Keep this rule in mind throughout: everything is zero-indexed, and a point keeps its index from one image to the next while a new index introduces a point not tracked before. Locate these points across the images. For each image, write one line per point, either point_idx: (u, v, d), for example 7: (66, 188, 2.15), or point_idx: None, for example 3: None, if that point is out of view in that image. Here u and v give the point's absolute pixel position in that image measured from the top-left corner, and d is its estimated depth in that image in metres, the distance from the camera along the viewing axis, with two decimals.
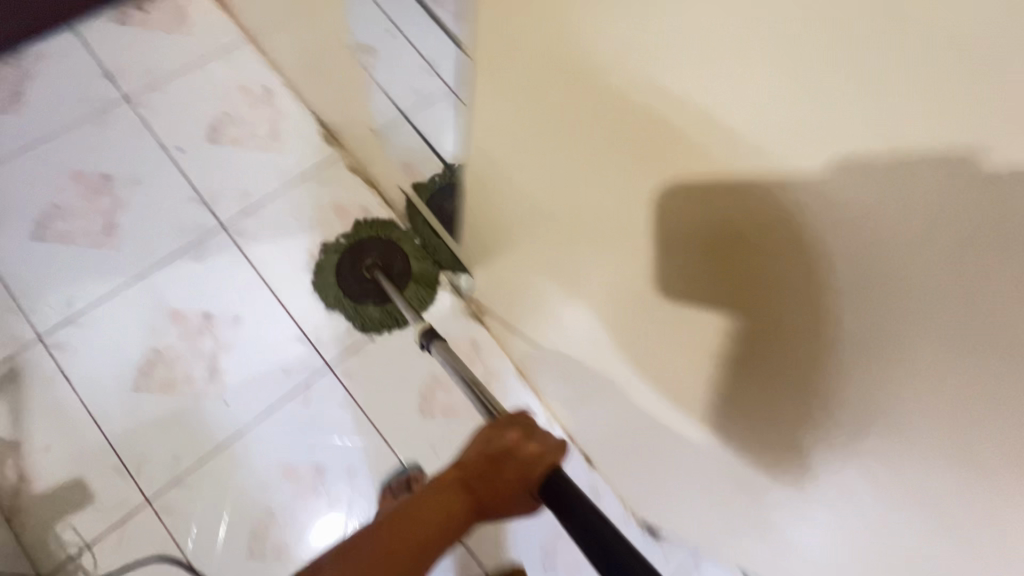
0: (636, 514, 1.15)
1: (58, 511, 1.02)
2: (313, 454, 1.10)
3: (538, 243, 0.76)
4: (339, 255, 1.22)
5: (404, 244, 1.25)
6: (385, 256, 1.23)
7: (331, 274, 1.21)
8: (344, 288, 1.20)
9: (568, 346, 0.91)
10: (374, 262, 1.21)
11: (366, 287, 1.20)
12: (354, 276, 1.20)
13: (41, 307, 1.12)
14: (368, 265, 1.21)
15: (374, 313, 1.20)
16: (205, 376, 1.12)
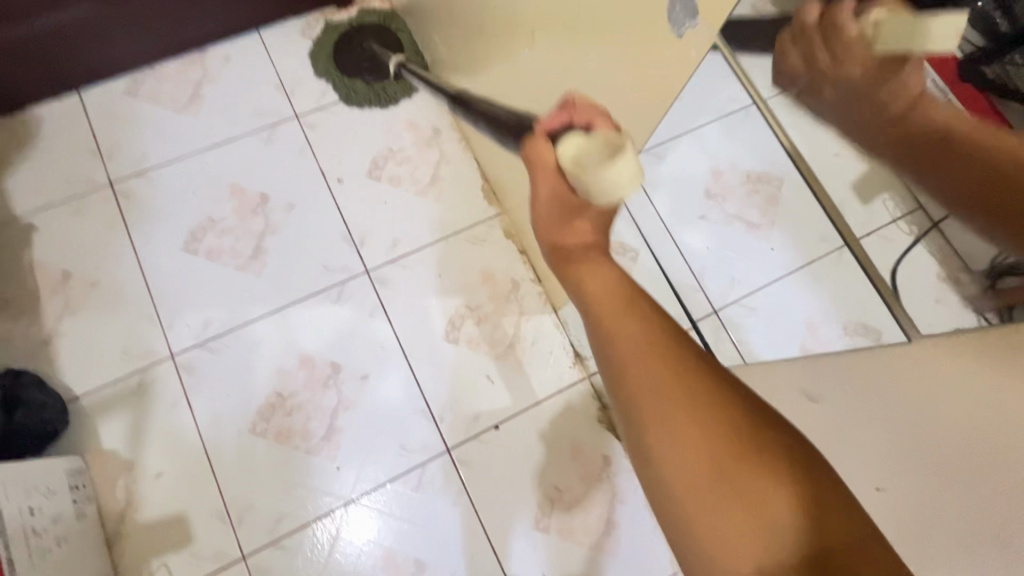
0: None
1: (158, 547, 0.98)
2: (416, 549, 1.01)
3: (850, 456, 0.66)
4: (333, 34, 1.26)
5: (393, 26, 1.26)
6: (377, 34, 1.25)
7: (326, 55, 1.26)
8: (339, 65, 1.25)
9: None
10: (373, 47, 1.24)
11: (365, 66, 1.24)
12: (347, 53, 1.25)
13: (179, 323, 1.08)
14: (367, 45, 1.24)
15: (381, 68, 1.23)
16: (322, 433, 1.05)
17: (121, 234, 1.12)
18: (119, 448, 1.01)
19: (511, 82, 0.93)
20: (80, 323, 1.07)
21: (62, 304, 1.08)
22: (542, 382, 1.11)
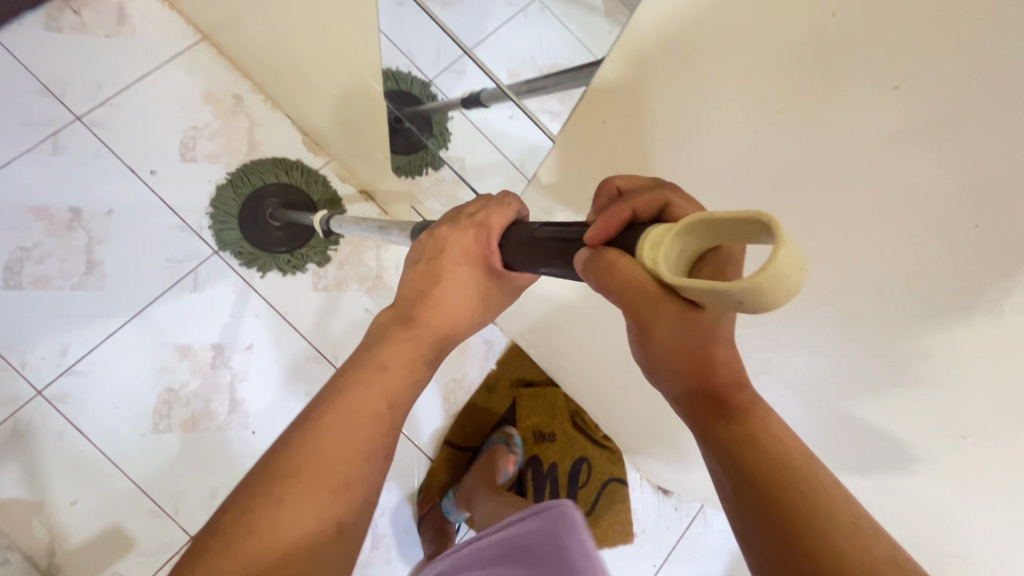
0: (649, 479, 1.28)
1: (101, 561, 1.01)
2: None
3: None
4: (228, 222, 1.18)
5: (290, 176, 1.23)
6: (273, 167, 1.22)
7: (231, 238, 1.18)
8: (239, 216, 1.19)
9: (605, 341, 0.97)
10: (278, 207, 1.19)
11: (281, 236, 1.19)
12: (255, 226, 1.18)
13: (33, 359, 1.05)
14: (269, 201, 1.20)
15: (312, 253, 1.20)
16: (227, 409, 1.11)
17: None
18: (19, 495, 1.00)
19: (292, 28, 0.99)
20: None
21: None
22: None
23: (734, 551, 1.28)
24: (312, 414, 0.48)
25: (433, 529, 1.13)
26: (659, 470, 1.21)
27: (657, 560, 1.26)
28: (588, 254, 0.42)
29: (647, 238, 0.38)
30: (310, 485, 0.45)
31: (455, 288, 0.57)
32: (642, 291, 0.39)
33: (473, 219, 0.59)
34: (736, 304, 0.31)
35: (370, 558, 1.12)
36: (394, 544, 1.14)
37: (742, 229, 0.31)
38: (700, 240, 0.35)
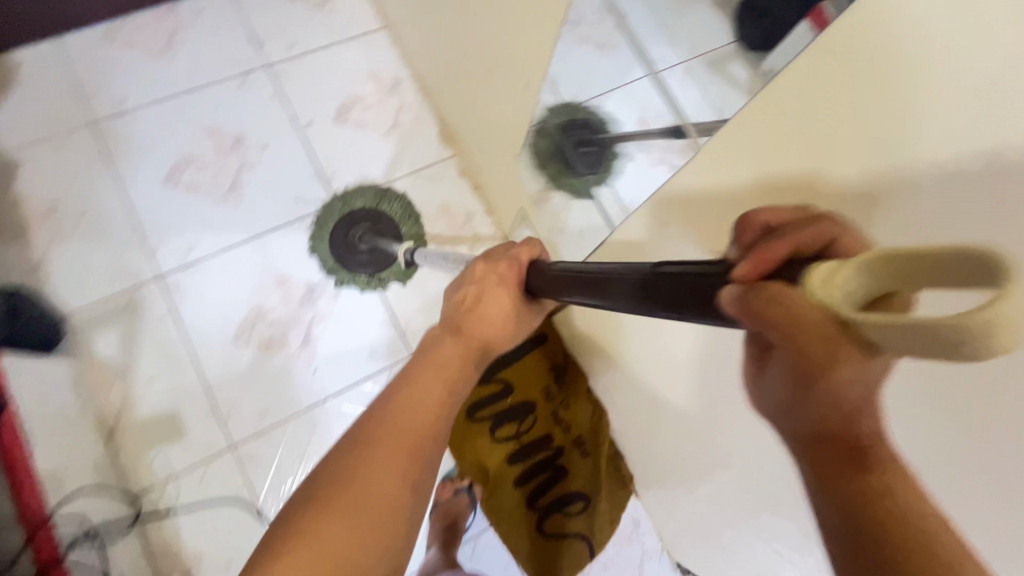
0: (670, 552, 1.21)
1: (152, 439, 1.10)
2: None
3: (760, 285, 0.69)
4: (339, 199, 1.29)
5: (417, 160, 1.34)
6: (405, 148, 1.35)
7: (337, 210, 1.28)
8: (349, 197, 1.29)
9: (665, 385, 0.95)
10: (397, 189, 1.31)
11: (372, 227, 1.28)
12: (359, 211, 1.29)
13: (164, 248, 1.20)
14: (392, 180, 1.32)
15: (413, 231, 1.30)
16: (300, 342, 1.19)
17: (104, 169, 1.22)
18: (112, 357, 1.12)
19: (466, 30, 1.11)
20: (67, 244, 1.17)
21: (52, 230, 1.17)
22: None
23: None
24: (376, 413, 0.52)
25: (438, 525, 1.18)
26: (684, 545, 1.14)
27: None
28: (739, 290, 0.35)
29: (813, 270, 0.31)
30: (398, 432, 0.51)
31: (496, 308, 0.65)
32: (817, 326, 0.30)
33: (507, 256, 0.69)
34: (939, 355, 0.24)
35: None
36: None
37: (949, 274, 0.25)
38: (892, 282, 0.27)
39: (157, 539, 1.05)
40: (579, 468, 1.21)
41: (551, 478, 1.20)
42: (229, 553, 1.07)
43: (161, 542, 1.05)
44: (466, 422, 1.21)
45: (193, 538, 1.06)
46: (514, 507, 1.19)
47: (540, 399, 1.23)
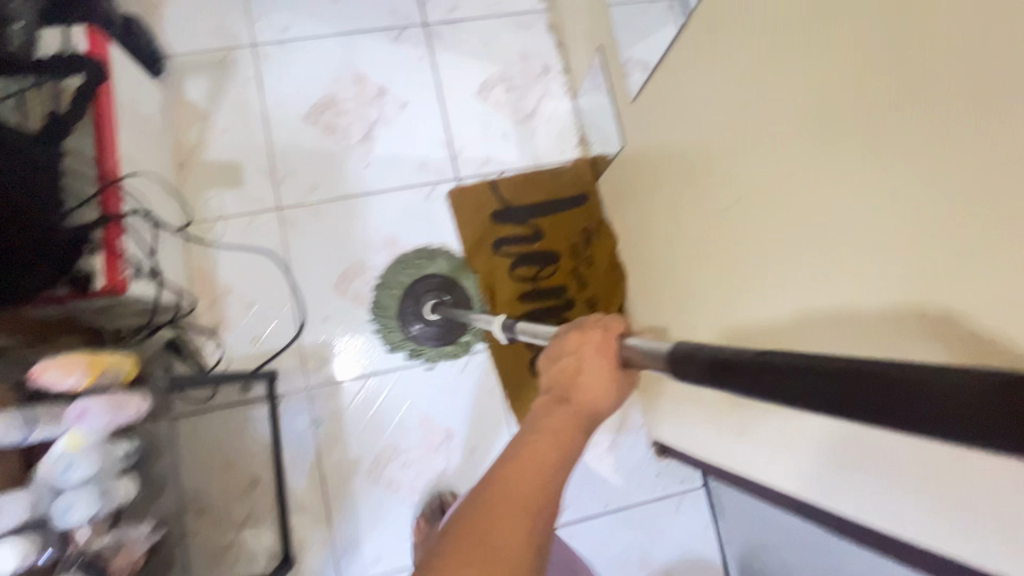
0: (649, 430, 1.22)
1: (213, 181, 1.20)
2: (414, 241, 1.24)
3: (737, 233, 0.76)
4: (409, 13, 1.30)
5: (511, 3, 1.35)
6: None
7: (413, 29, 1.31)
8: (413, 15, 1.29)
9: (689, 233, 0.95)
10: (485, 25, 1.34)
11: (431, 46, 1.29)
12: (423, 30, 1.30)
13: (264, 21, 1.28)
14: (482, 15, 1.34)
15: (489, 67, 1.32)
16: (360, 137, 1.26)
17: None
18: (198, 102, 1.23)
19: None
20: None
21: None
22: (547, 149, 1.31)
23: (681, 552, 1.19)
24: (480, 490, 0.50)
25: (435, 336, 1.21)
26: (664, 419, 1.16)
27: (611, 504, 1.20)
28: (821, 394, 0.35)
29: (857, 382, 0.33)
30: (509, 511, 0.48)
31: (590, 374, 0.57)
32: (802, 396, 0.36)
33: (575, 351, 0.58)
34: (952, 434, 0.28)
35: (387, 317, 1.20)
36: (410, 319, 1.21)
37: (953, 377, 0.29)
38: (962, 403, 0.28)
39: (196, 262, 1.16)
40: None
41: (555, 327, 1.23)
42: (253, 295, 1.17)
43: (200, 266, 1.16)
44: (490, 253, 1.25)
45: (226, 272, 1.17)
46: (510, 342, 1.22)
47: (564, 252, 1.26)
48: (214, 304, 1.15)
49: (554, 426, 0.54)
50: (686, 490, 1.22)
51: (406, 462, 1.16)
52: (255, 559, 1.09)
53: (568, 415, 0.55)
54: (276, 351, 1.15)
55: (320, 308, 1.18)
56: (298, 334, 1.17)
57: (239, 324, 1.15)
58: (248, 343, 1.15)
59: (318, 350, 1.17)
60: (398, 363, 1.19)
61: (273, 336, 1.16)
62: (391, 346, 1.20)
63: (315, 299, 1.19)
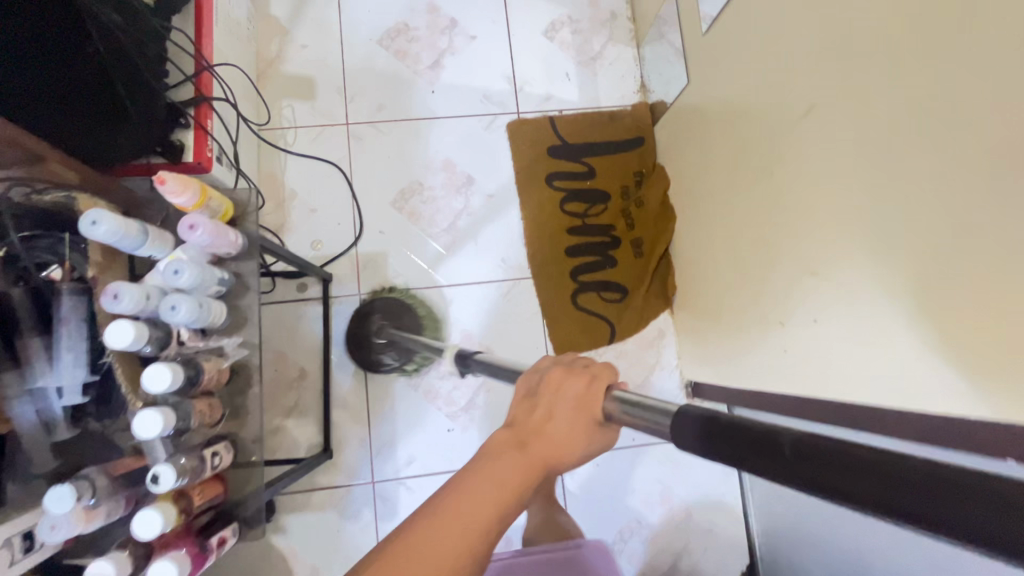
0: (682, 371, 1.24)
1: (289, 92, 1.27)
2: (470, 166, 1.28)
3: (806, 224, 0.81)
4: None
5: None
6: None
7: None
8: None
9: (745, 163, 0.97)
10: None
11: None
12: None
13: None
14: None
15: (559, 8, 1.35)
16: (428, 64, 1.31)
17: None
18: (281, 17, 1.29)
19: None
20: None
21: None
22: (607, 92, 1.34)
23: (704, 493, 1.21)
24: None
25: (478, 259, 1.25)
26: (700, 357, 1.17)
27: (637, 439, 1.22)
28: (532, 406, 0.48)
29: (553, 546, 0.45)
30: None
31: (562, 409, 0.46)
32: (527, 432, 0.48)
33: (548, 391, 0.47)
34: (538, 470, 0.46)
35: (438, 235, 1.25)
36: (460, 239, 1.25)
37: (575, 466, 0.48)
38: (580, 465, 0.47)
39: (267, 166, 1.23)
40: (629, 265, 1.26)
41: (600, 262, 1.26)
42: (315, 201, 1.23)
43: (270, 169, 1.23)
44: (544, 186, 1.28)
45: (294, 178, 1.24)
46: (553, 272, 1.25)
47: (616, 192, 1.28)
48: (280, 206, 1.22)
49: (497, 474, 0.42)
50: None
51: (445, 374, 1.21)
52: (297, 445, 1.15)
53: (517, 452, 0.44)
54: (332, 255, 1.22)
55: (376, 221, 1.24)
56: (355, 242, 1.23)
57: (301, 227, 1.22)
58: (308, 246, 1.22)
59: (372, 259, 1.23)
60: (445, 280, 1.24)
61: (330, 242, 1.22)
62: (440, 263, 1.24)
63: (372, 211, 1.24)
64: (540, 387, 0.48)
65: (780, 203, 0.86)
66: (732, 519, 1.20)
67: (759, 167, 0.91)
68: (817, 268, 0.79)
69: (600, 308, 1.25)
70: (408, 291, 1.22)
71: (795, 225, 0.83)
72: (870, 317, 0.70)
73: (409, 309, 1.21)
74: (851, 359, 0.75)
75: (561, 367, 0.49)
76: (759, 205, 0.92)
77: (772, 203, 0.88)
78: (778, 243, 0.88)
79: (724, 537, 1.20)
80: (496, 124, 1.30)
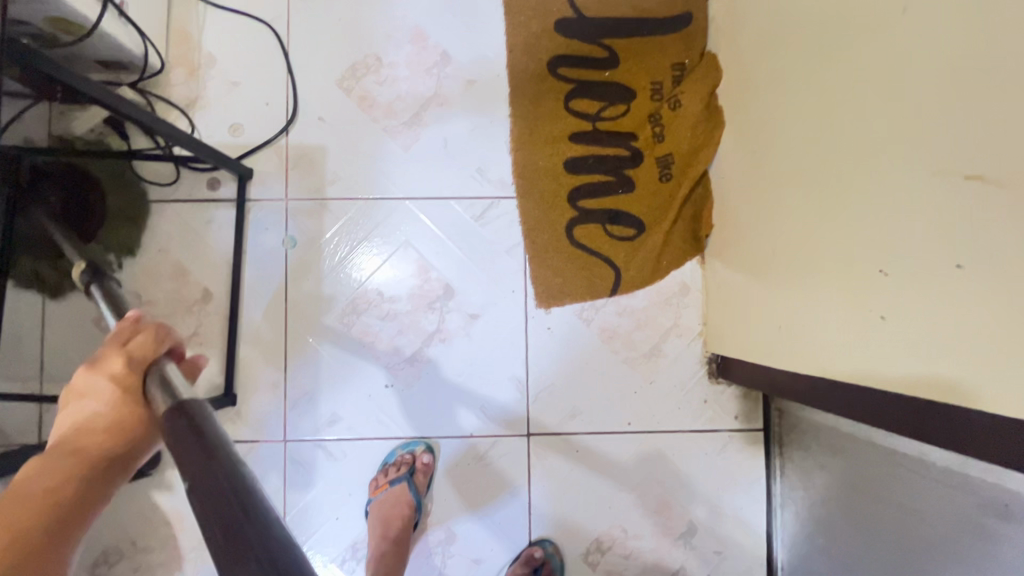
0: (707, 342, 0.92)
1: None
2: (449, 41, 0.94)
3: (848, 132, 0.57)
4: None
5: None
6: None
7: None
8: None
9: (816, 25, 0.63)
10: None
11: None
12: None
13: None
14: None
15: None
16: None
17: None
18: None
19: None
20: None
21: None
22: None
23: (718, 505, 0.91)
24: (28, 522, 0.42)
25: (446, 168, 0.93)
26: (735, 323, 0.84)
27: (635, 425, 0.91)
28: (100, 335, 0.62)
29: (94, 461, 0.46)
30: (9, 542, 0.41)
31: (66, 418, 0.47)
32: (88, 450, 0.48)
33: None
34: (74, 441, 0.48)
35: (396, 130, 0.93)
36: (425, 138, 0.94)
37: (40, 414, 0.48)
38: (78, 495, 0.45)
39: (178, 20, 0.93)
40: (650, 190, 0.91)
41: (609, 185, 0.92)
42: (238, 73, 0.93)
43: (181, 25, 0.93)
44: (545, 73, 0.94)
45: (213, 40, 0.93)
46: (545, 193, 0.93)
47: (645, 88, 0.92)
48: (192, 75, 0.93)
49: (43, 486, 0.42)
50: (741, 429, 0.92)
51: (388, 313, 0.92)
52: None
53: (48, 454, 0.44)
54: (255, 145, 0.92)
55: (316, 104, 0.93)
56: (285, 131, 0.93)
57: (217, 106, 0.93)
58: (225, 131, 0.92)
59: (306, 155, 0.93)
60: (400, 191, 0.93)
61: (254, 128, 0.93)
62: (395, 167, 0.93)
63: (312, 91, 0.93)
64: (56, 408, 0.48)
65: (932, 47, 0.47)
66: (751, 542, 0.90)
67: (856, 8, 0.56)
68: (859, 196, 0.56)
69: (605, 247, 0.92)
70: (350, 201, 0.93)
71: (958, 82, 0.44)
72: (973, 257, 0.44)
73: (350, 224, 0.92)
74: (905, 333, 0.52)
75: (85, 368, 0.49)
76: (841, 75, 0.58)
77: (915, 50, 0.49)
78: (912, 122, 0.49)
79: (738, 564, 0.90)
80: None
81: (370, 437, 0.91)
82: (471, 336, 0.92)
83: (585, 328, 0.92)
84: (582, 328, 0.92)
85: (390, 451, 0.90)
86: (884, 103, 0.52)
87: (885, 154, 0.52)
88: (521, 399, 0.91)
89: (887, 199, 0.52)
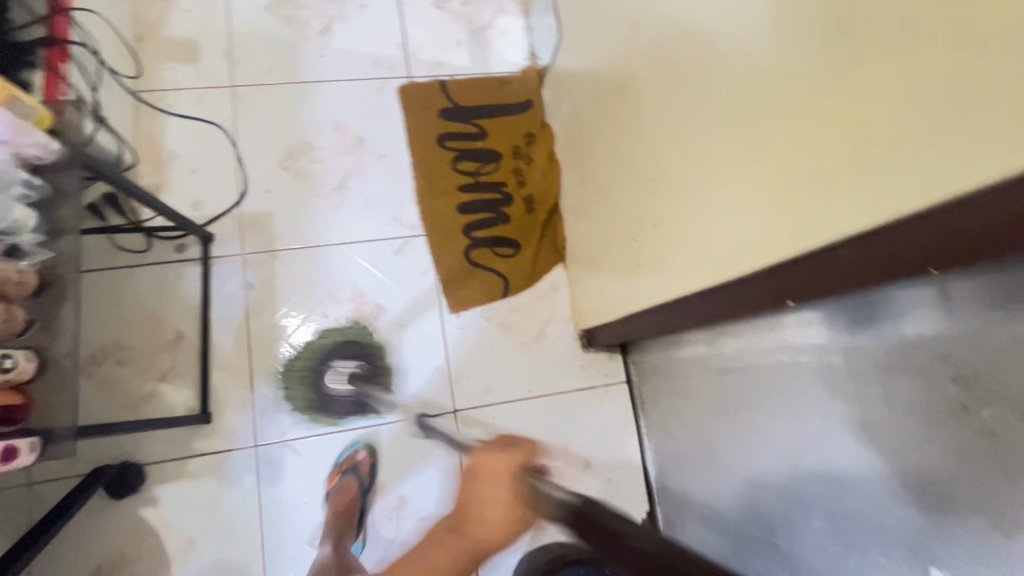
0: (577, 322, 1.25)
1: (168, 55, 1.24)
2: (363, 128, 1.28)
3: (611, 168, 1.00)
4: None
5: None
6: None
7: None
8: None
9: (593, 106, 1.05)
10: None
11: None
12: None
13: None
14: None
15: None
16: (318, 30, 1.32)
17: None
18: None
19: None
20: None
21: None
22: (498, 59, 1.37)
23: (602, 442, 1.21)
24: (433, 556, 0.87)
25: (369, 218, 1.24)
26: (589, 301, 1.19)
27: (534, 391, 1.22)
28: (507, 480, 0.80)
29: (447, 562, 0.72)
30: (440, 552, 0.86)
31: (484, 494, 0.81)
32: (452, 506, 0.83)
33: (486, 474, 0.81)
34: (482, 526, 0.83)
35: (328, 194, 1.24)
36: (350, 198, 1.24)
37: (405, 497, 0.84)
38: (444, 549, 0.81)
39: (144, 127, 1.20)
40: (520, 219, 1.27)
41: (491, 219, 1.27)
42: (197, 162, 1.20)
43: (147, 130, 1.20)
44: (435, 146, 1.29)
45: (174, 139, 1.20)
46: (445, 229, 1.26)
47: (508, 151, 1.31)
48: (157, 167, 1.18)
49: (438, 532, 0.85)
50: (611, 383, 1.25)
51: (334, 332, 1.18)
52: (172, 409, 1.09)
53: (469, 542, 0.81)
54: (216, 215, 1.18)
55: (261, 180, 1.22)
56: (239, 202, 1.20)
57: (181, 188, 1.19)
58: (188, 206, 1.18)
59: (258, 218, 1.20)
60: (335, 238, 1.22)
61: (213, 202, 1.19)
62: (330, 221, 1.23)
63: (258, 171, 1.22)
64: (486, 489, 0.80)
65: (631, 119, 0.90)
66: (631, 465, 1.21)
67: (601, 104, 1.02)
68: (622, 202, 0.97)
69: (494, 263, 1.25)
70: (296, 250, 1.20)
71: (643, 133, 0.87)
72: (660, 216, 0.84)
73: (297, 266, 1.19)
74: (656, 272, 0.89)
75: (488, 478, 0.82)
76: (603, 140, 1.03)
77: (624, 124, 0.93)
78: (630, 159, 0.92)
79: (625, 484, 1.20)
80: (388, 88, 1.31)
81: (328, 431, 1.13)
82: (401, 340, 1.19)
83: (487, 323, 1.23)
84: (484, 324, 1.23)
85: (345, 440, 1.13)
86: (620, 151, 0.96)
87: (625, 177, 0.95)
88: (445, 384, 1.19)
89: (634, 196, 0.92)
